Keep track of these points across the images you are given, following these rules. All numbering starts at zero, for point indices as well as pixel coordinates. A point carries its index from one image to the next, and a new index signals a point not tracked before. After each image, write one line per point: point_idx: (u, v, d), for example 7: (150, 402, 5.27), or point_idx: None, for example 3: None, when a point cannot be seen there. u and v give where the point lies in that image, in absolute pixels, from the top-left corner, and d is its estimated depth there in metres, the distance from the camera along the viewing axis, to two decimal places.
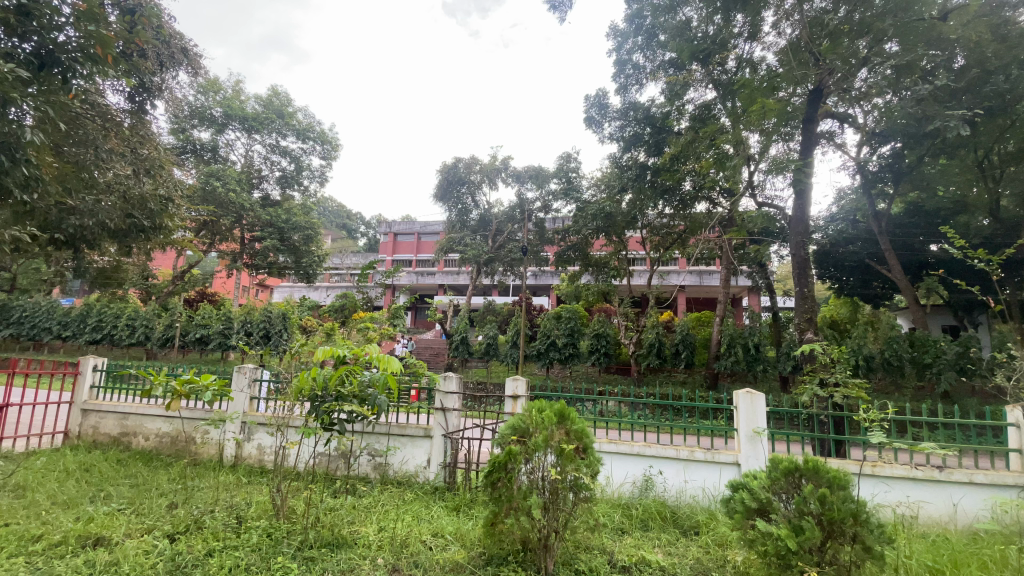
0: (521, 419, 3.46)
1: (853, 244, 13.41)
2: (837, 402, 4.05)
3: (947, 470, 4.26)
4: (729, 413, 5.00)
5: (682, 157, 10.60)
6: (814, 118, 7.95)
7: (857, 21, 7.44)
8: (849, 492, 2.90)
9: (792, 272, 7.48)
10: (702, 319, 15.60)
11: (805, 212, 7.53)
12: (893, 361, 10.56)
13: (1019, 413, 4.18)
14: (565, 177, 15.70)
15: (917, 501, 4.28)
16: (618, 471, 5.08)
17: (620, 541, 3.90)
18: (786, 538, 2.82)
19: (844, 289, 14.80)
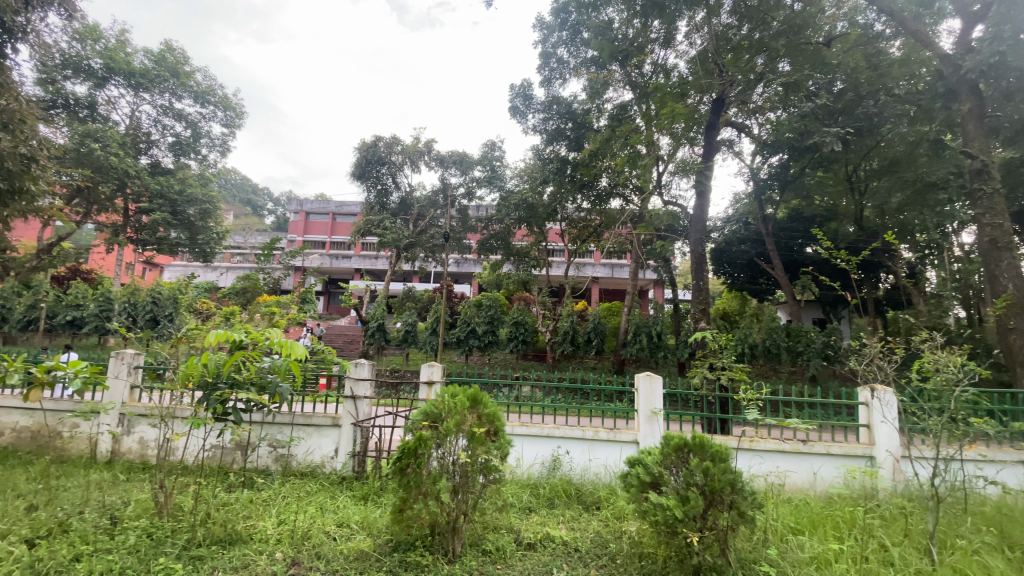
0: (433, 405, 3.42)
1: (744, 244, 14.86)
2: (723, 383, 4.47)
3: (809, 443, 4.90)
4: (631, 395, 5.35)
5: (601, 154, 11.01)
6: (717, 126, 8.66)
7: (756, 38, 8.22)
8: (728, 464, 3.24)
9: (691, 267, 8.10)
10: (613, 309, 16.52)
11: (704, 212, 8.14)
12: (773, 348, 11.91)
13: (868, 393, 4.89)
14: (488, 165, 15.58)
15: (784, 471, 4.88)
16: (528, 453, 5.24)
17: (527, 520, 4.05)
18: (674, 508, 3.09)
19: (735, 283, 16.38)
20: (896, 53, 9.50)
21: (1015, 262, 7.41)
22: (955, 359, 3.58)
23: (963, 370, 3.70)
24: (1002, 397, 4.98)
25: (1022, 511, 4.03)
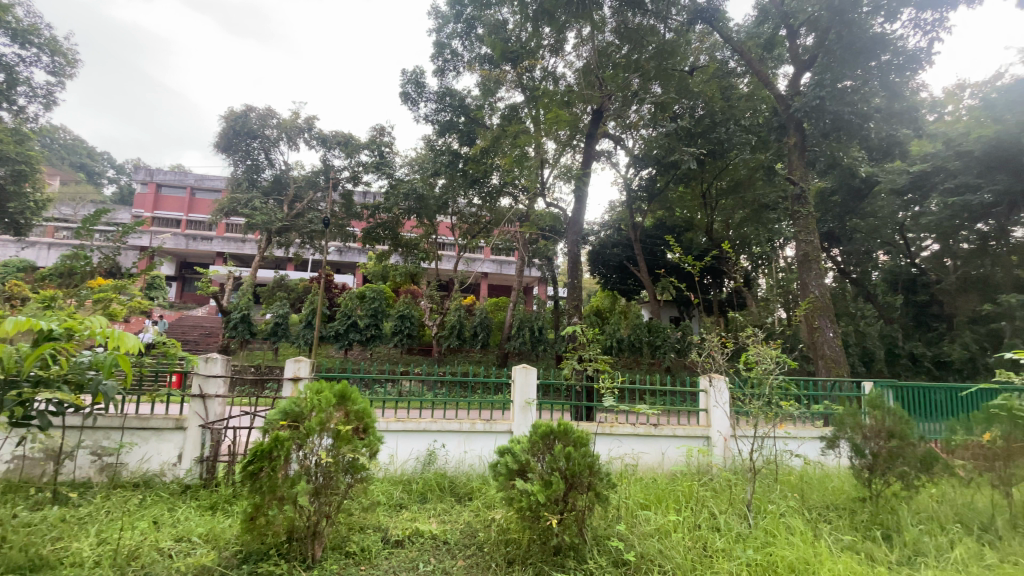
0: (294, 402, 3.19)
1: (617, 247, 16.21)
2: (590, 375, 4.80)
3: (660, 426, 5.49)
4: (507, 388, 5.53)
5: (491, 151, 11.18)
6: (595, 136, 9.28)
7: (634, 59, 9.16)
8: (589, 448, 3.51)
9: (567, 266, 8.61)
10: (498, 304, 16.93)
11: (581, 215, 8.70)
12: (636, 342, 13.31)
13: (707, 381, 5.63)
14: (376, 150, 14.93)
15: (639, 453, 5.41)
16: (403, 448, 5.13)
17: (397, 516, 4.00)
18: (538, 493, 3.24)
19: (608, 283, 17.77)
20: (744, 89, 11.05)
21: (819, 273, 9.05)
22: (771, 351, 4.26)
23: (777, 360, 4.42)
24: (806, 383, 6.05)
25: (815, 476, 4.94)
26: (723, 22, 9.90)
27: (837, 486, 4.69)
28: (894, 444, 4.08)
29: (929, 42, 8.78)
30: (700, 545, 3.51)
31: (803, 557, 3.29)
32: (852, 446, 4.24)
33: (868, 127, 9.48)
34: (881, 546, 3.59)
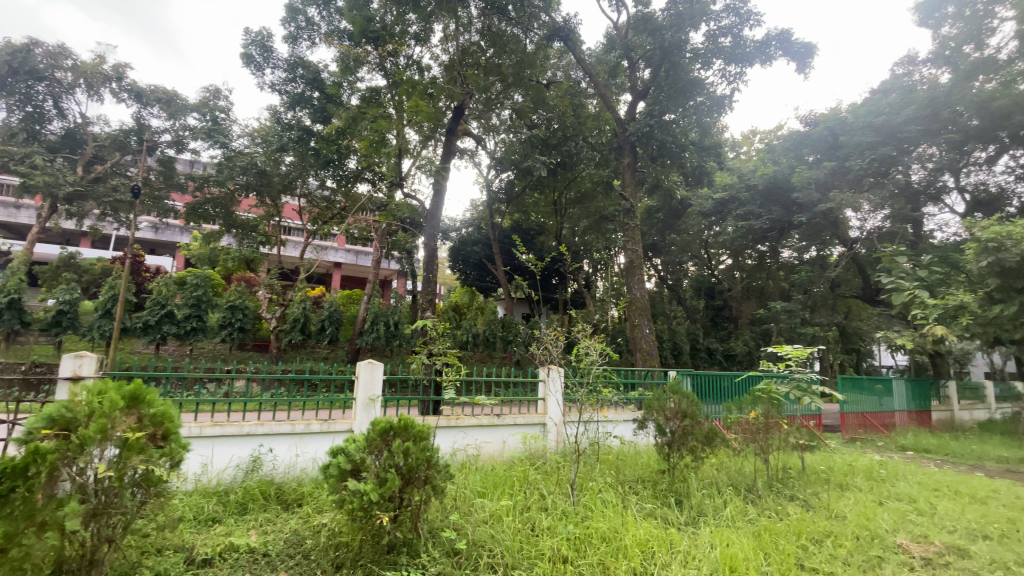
0: (66, 407, 2.64)
1: (477, 245, 16.60)
2: (438, 369, 4.69)
3: (502, 417, 5.76)
4: (349, 384, 5.26)
5: (347, 133, 10.54)
6: (455, 132, 9.28)
7: (495, 63, 9.44)
8: (427, 442, 3.52)
9: (423, 260, 8.52)
10: (351, 296, 16.06)
11: (440, 210, 8.69)
12: (490, 337, 13.80)
13: (546, 372, 6.08)
14: (207, 113, 12.88)
15: (481, 444, 5.59)
16: (220, 456, 4.53)
17: (207, 533, 3.56)
18: (371, 492, 3.12)
19: (467, 279, 18.08)
20: (592, 108, 12.16)
21: (644, 278, 10.38)
22: (598, 345, 4.74)
23: (601, 352, 4.95)
24: (626, 372, 6.91)
25: (630, 455, 5.64)
26: (576, 44, 10.76)
27: (645, 462, 5.43)
28: (686, 422, 4.88)
29: (731, 92, 10.63)
30: (529, 526, 3.76)
31: (612, 527, 3.72)
32: (657, 426, 4.95)
33: (685, 156, 11.17)
34: (675, 510, 4.23)
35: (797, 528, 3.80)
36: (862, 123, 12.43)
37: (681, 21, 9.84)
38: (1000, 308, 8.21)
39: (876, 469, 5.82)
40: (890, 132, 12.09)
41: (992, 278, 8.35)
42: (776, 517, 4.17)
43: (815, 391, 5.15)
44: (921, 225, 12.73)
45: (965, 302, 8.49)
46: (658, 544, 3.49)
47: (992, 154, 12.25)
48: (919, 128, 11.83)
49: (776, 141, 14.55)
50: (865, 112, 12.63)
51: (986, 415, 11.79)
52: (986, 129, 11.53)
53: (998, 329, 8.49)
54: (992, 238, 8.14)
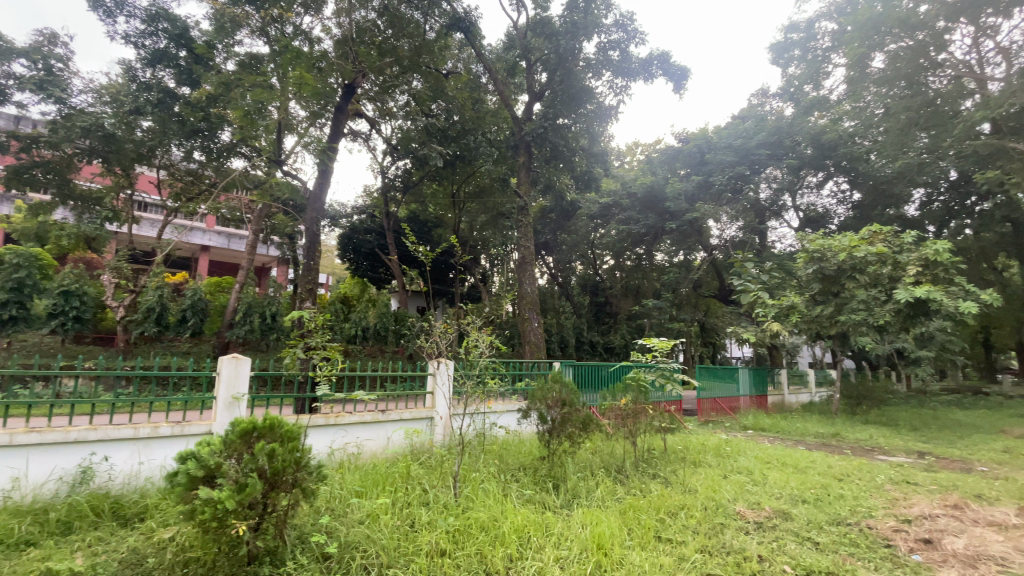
0: None
1: (369, 234, 15.94)
2: (315, 366, 4.32)
3: (386, 412, 5.60)
4: (209, 380, 4.74)
5: (221, 101, 9.45)
6: (346, 112, 8.73)
7: (391, 45, 9.19)
8: (297, 442, 3.27)
9: (303, 246, 7.94)
10: (221, 284, 14.47)
11: (324, 192, 8.17)
12: (381, 330, 13.37)
13: (434, 365, 6.03)
14: (38, 61, 10.55)
15: (362, 441, 5.36)
16: (38, 469, 3.82)
17: (15, 561, 2.99)
18: (226, 500, 2.81)
19: (358, 269, 17.28)
20: (492, 104, 12.29)
21: (534, 274, 10.74)
22: (485, 337, 4.79)
23: (489, 345, 5.00)
24: (514, 363, 7.13)
25: (513, 444, 5.81)
26: (475, 37, 10.75)
27: (527, 450, 5.63)
28: (566, 410, 5.14)
29: (618, 103, 11.42)
30: (407, 522, 3.69)
31: (492, 516, 3.78)
32: (539, 415, 5.14)
33: (575, 160, 11.81)
34: (552, 495, 4.42)
35: (658, 504, 4.19)
36: (723, 144, 14.17)
37: (575, 30, 10.36)
38: (820, 308, 9.84)
39: (722, 447, 6.67)
40: (745, 154, 13.95)
41: (815, 282, 10.01)
42: (640, 495, 4.55)
43: (676, 379, 5.76)
44: (767, 236, 14.84)
45: (793, 303, 10.10)
46: (534, 528, 3.61)
47: (820, 180, 14.85)
48: (766, 152, 13.79)
49: (655, 153, 16.00)
50: (726, 135, 14.45)
51: (807, 398, 14.09)
52: (817, 156, 14.11)
53: (818, 326, 10.07)
54: (817, 249, 9.84)
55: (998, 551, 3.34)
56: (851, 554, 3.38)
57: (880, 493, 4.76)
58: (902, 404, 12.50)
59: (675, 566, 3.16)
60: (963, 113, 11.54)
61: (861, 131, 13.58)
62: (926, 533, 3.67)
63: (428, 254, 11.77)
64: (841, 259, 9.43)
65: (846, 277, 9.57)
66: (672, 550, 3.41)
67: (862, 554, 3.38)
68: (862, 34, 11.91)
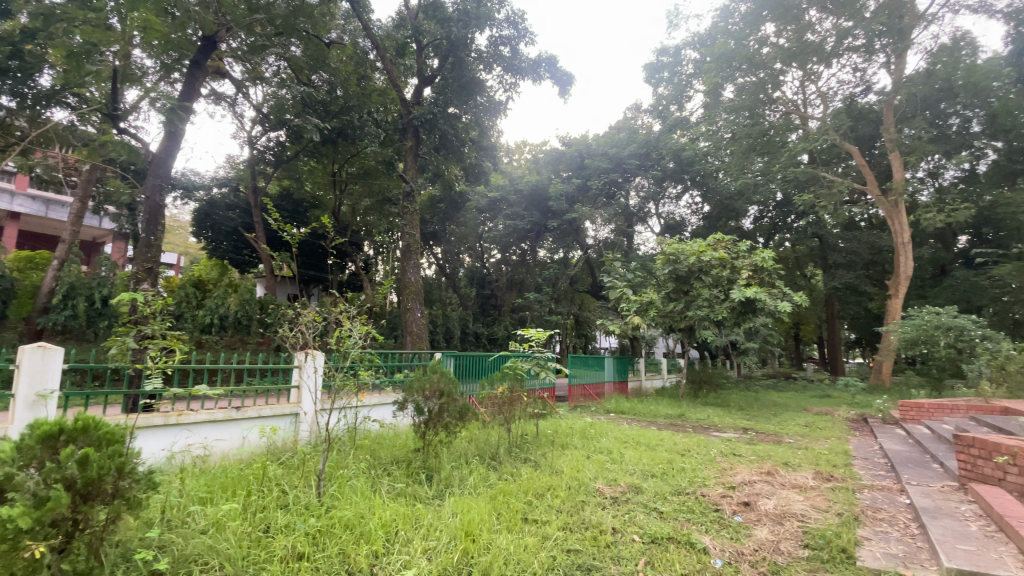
0: None
1: (232, 211, 14.29)
2: (151, 358, 3.70)
3: (242, 409, 5.05)
4: (5, 376, 3.84)
5: (37, 37, 7.73)
6: (203, 67, 7.52)
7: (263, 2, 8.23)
8: (121, 445, 2.77)
9: (140, 218, 6.81)
10: (33, 259, 11.85)
11: (171, 158, 7.10)
12: (243, 319, 12.04)
13: (301, 357, 5.57)
14: None
15: (212, 443, 4.77)
16: None
17: None
18: (18, 520, 2.28)
19: (217, 250, 15.41)
20: (378, 82, 11.74)
21: (416, 262, 10.47)
22: (358, 326, 4.50)
23: (364, 334, 4.71)
24: (391, 355, 6.90)
25: (386, 438, 5.62)
26: (363, 11, 10.52)
27: (401, 443, 5.48)
28: (443, 400, 5.05)
29: (507, 98, 11.59)
30: (260, 528, 3.37)
31: (358, 513, 3.60)
32: (416, 407, 4.97)
33: (464, 151, 11.77)
34: (423, 486, 4.35)
35: (526, 487, 4.37)
36: (600, 151, 15.27)
37: (467, 19, 10.28)
38: (672, 304, 11.06)
39: (587, 429, 7.18)
40: (618, 162, 15.18)
41: (670, 282, 11.26)
42: (511, 479, 4.70)
43: (550, 368, 6.04)
44: (634, 239, 16.32)
45: (652, 300, 11.26)
46: (402, 522, 3.53)
47: (678, 192, 16.69)
48: (636, 162, 15.12)
49: (540, 154, 16.68)
50: (603, 143, 15.58)
51: (661, 383, 15.83)
52: (678, 171, 15.70)
53: (671, 321, 11.32)
54: (673, 252, 11.07)
55: (796, 508, 4.07)
56: (688, 520, 3.86)
57: (713, 465, 5.51)
58: (735, 388, 14.65)
59: (538, 546, 3.30)
60: (788, 144, 14.02)
61: (713, 151, 15.64)
62: (746, 497, 4.33)
63: (296, 237, 10.92)
64: (692, 262, 10.75)
65: (695, 278, 10.90)
66: (536, 530, 3.57)
67: (697, 519, 3.87)
68: (718, 65, 13.70)
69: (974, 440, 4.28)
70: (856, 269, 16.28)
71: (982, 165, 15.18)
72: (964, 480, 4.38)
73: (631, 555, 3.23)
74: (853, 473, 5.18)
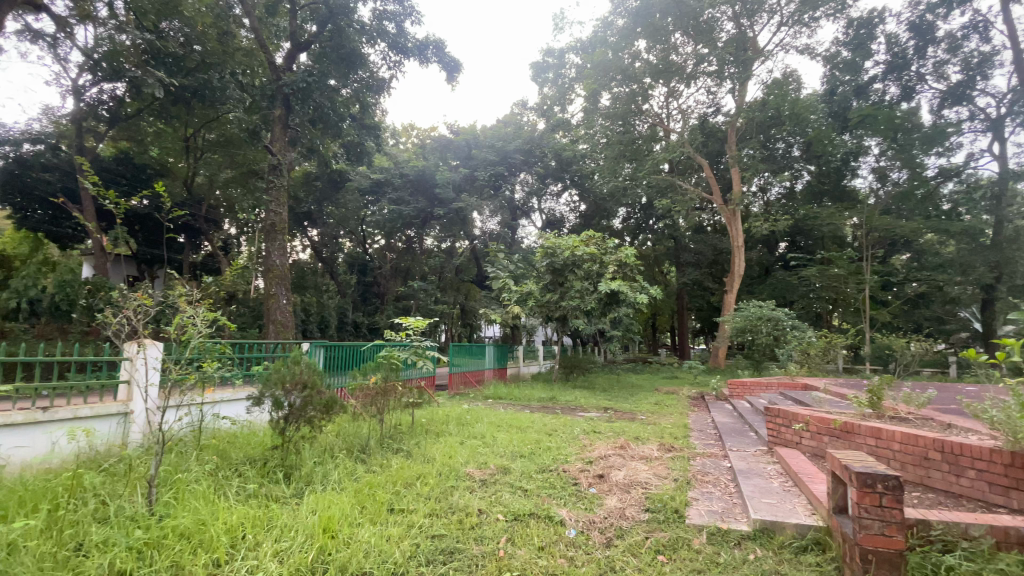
0: None
1: (49, 174, 11.81)
2: None
3: (52, 409, 4.21)
4: None
5: None
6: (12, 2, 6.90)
7: None
8: None
9: None
10: None
11: None
12: (62, 304, 10.04)
13: (132, 347, 4.80)
14: None
15: (7, 453, 3.92)
16: None
17: None
18: None
19: (27, 221, 12.66)
20: (244, 41, 10.52)
21: (283, 244, 9.63)
22: (204, 311, 3.97)
23: (211, 322, 4.19)
24: (249, 345, 6.29)
25: (239, 437, 5.10)
26: None
27: (257, 441, 5.02)
28: (307, 394, 4.68)
29: (391, 77, 11.12)
30: (71, 546, 2.87)
31: (199, 519, 3.24)
32: (274, 401, 4.53)
33: (343, 127, 11.15)
34: (280, 485, 4.04)
35: (395, 477, 4.29)
36: (487, 143, 15.48)
37: None
38: (548, 295, 11.65)
39: (463, 415, 7.30)
40: (504, 155, 15.53)
41: (547, 274, 11.84)
42: (380, 471, 4.57)
43: (427, 358, 5.97)
44: (518, 231, 16.84)
45: (531, 290, 11.77)
46: (252, 525, 3.26)
47: (559, 190, 17.62)
48: (521, 157, 15.60)
49: (428, 139, 16.43)
50: (490, 135, 15.79)
51: (538, 369, 16.63)
52: (559, 169, 16.56)
53: (547, 310, 11.94)
54: (551, 246, 11.67)
55: (642, 477, 4.57)
56: (549, 495, 4.12)
57: (575, 442, 5.96)
58: (602, 373, 16.00)
59: (402, 535, 3.27)
60: (652, 152, 15.40)
61: (590, 154, 16.73)
62: (601, 470, 4.75)
63: (121, 206, 9.07)
64: (568, 255, 11.42)
65: (569, 271, 11.57)
66: (402, 520, 3.54)
67: (557, 493, 4.16)
68: (596, 73, 14.68)
69: (780, 411, 5.16)
70: (701, 267, 18.69)
71: (798, 184, 18.30)
72: (772, 445, 5.27)
73: (493, 534, 3.36)
74: (689, 443, 5.98)
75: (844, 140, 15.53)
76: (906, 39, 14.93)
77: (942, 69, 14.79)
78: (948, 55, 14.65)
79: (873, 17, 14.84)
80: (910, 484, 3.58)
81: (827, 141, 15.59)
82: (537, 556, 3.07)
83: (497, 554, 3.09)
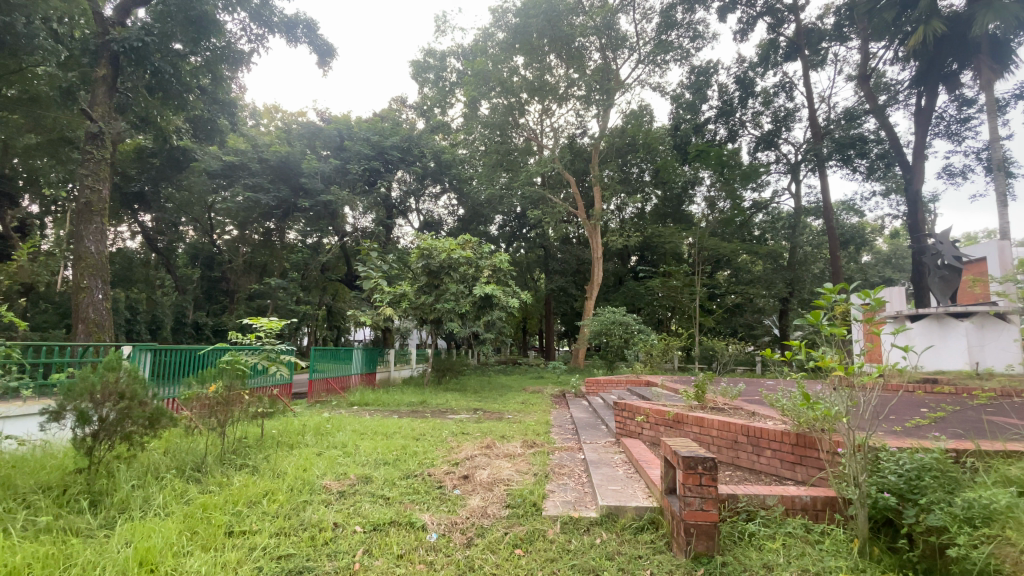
0: None
1: None
2: None
3: None
4: None
5: None
6: None
7: None
8: None
9: None
10: None
11: None
12: None
13: None
14: None
15: None
16: None
17: None
18: None
19: None
20: None
21: (101, 227, 8.10)
22: None
23: None
24: (47, 349, 5.16)
25: (29, 460, 4.15)
26: None
27: (55, 464, 4.13)
28: (126, 405, 3.97)
29: (252, 52, 10.04)
30: None
31: None
32: (78, 415, 3.76)
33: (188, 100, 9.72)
34: (85, 516, 3.37)
35: (236, 496, 3.85)
36: (361, 135, 14.71)
37: None
38: (424, 297, 11.48)
39: (322, 425, 6.83)
40: (380, 151, 14.96)
41: (422, 276, 11.64)
42: (219, 490, 4.06)
43: (282, 363, 5.45)
44: (393, 231, 16.35)
45: (404, 292, 11.51)
46: (42, 566, 2.68)
47: (438, 192, 17.51)
48: (398, 155, 15.19)
49: (295, 125, 15.17)
50: (365, 128, 15.09)
51: (409, 372, 16.28)
52: (438, 171, 16.48)
53: (420, 312, 11.71)
54: (427, 247, 11.50)
55: (505, 474, 4.74)
56: (412, 501, 4.05)
57: (443, 445, 5.95)
58: (473, 375, 16.23)
59: (241, 559, 2.95)
60: (525, 165, 16.28)
61: (468, 159, 16.99)
62: (465, 470, 4.82)
63: None
64: (443, 257, 11.38)
65: (445, 273, 11.49)
66: (243, 542, 3.19)
67: (421, 498, 4.11)
68: (477, 81, 14.90)
69: (626, 406, 5.73)
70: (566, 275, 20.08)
71: (648, 207, 20.63)
72: (620, 437, 5.83)
73: (349, 547, 3.20)
74: (550, 439, 6.36)
75: (684, 170, 18.33)
76: (734, 89, 17.63)
77: (757, 118, 17.90)
78: (763, 108, 17.73)
79: (710, 67, 17.20)
80: (724, 464, 4.23)
81: (672, 171, 18.16)
82: (395, 565, 3.00)
83: (352, 568, 2.95)
